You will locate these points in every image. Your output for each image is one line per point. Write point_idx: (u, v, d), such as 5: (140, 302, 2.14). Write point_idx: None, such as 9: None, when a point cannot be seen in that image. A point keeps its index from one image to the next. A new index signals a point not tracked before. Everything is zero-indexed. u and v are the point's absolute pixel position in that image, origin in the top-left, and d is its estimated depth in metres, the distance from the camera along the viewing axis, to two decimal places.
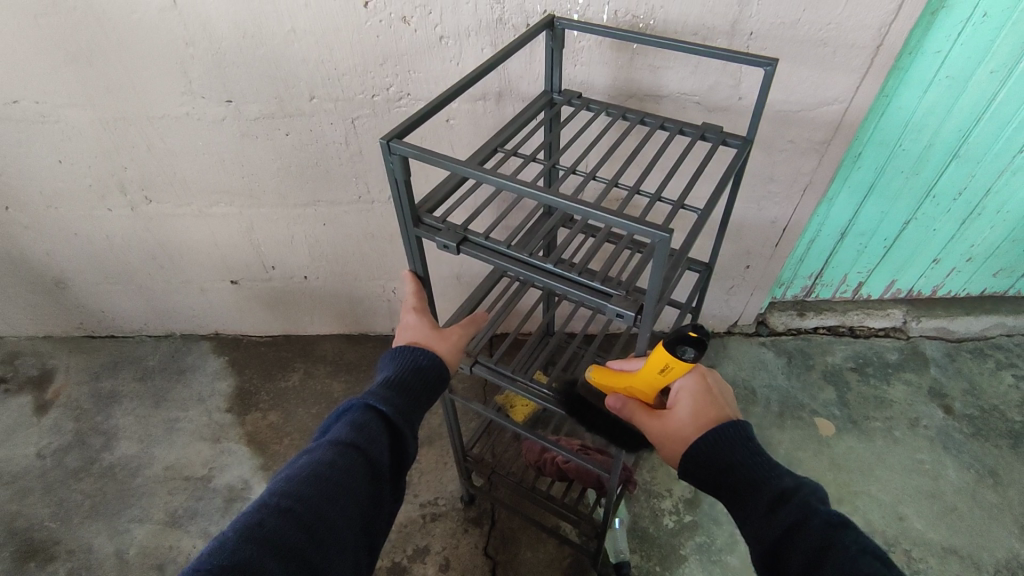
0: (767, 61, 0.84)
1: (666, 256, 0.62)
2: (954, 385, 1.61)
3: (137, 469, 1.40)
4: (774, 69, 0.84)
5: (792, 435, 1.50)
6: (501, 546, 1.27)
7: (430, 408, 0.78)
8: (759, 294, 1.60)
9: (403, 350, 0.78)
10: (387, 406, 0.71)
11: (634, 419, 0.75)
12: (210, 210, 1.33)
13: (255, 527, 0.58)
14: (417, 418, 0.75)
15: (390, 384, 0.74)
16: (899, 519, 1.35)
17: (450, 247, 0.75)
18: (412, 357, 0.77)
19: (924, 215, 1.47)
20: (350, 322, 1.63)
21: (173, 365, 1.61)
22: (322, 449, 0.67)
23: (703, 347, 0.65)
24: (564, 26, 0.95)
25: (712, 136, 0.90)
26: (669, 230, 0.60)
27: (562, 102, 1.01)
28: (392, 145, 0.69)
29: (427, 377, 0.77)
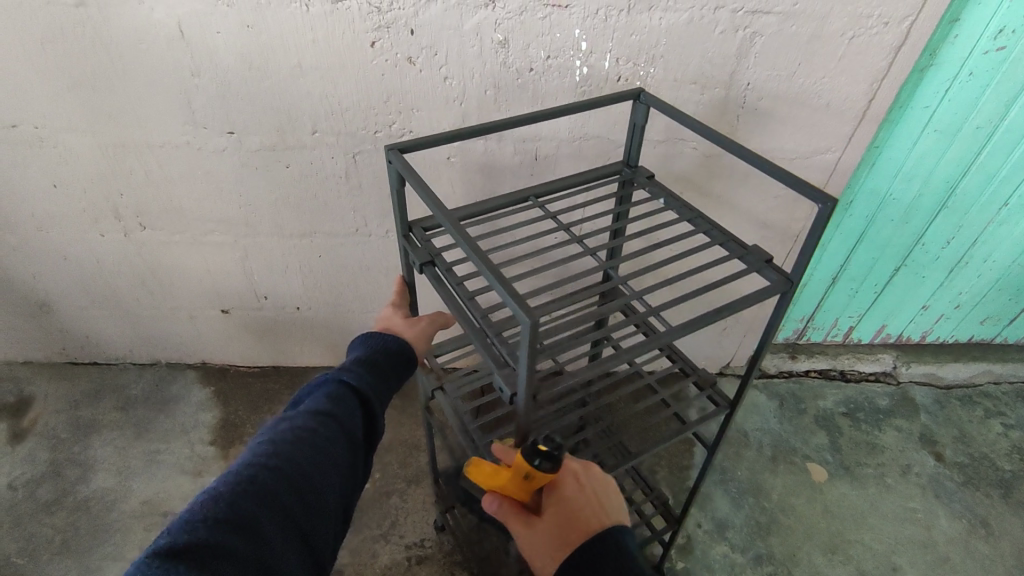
0: (824, 195, 0.72)
1: (532, 341, 0.60)
2: (944, 432, 1.62)
3: (113, 503, 1.35)
4: (828, 211, 0.71)
5: (784, 479, 1.48)
6: None
7: (403, 384, 0.83)
8: (752, 336, 1.60)
9: (374, 334, 0.83)
10: (361, 379, 0.76)
11: (508, 522, 0.75)
12: (205, 239, 1.32)
13: (241, 483, 0.63)
14: (391, 392, 0.80)
15: (364, 361, 0.79)
16: (893, 570, 1.33)
17: (417, 264, 0.83)
18: (384, 339, 0.82)
19: (913, 263, 1.50)
20: (341, 354, 1.61)
21: (156, 395, 1.57)
22: (301, 417, 0.71)
23: (556, 461, 0.67)
24: (648, 103, 0.94)
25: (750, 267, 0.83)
26: (537, 319, 0.59)
27: (630, 178, 1.01)
28: (396, 151, 0.80)
29: (400, 357, 0.82)
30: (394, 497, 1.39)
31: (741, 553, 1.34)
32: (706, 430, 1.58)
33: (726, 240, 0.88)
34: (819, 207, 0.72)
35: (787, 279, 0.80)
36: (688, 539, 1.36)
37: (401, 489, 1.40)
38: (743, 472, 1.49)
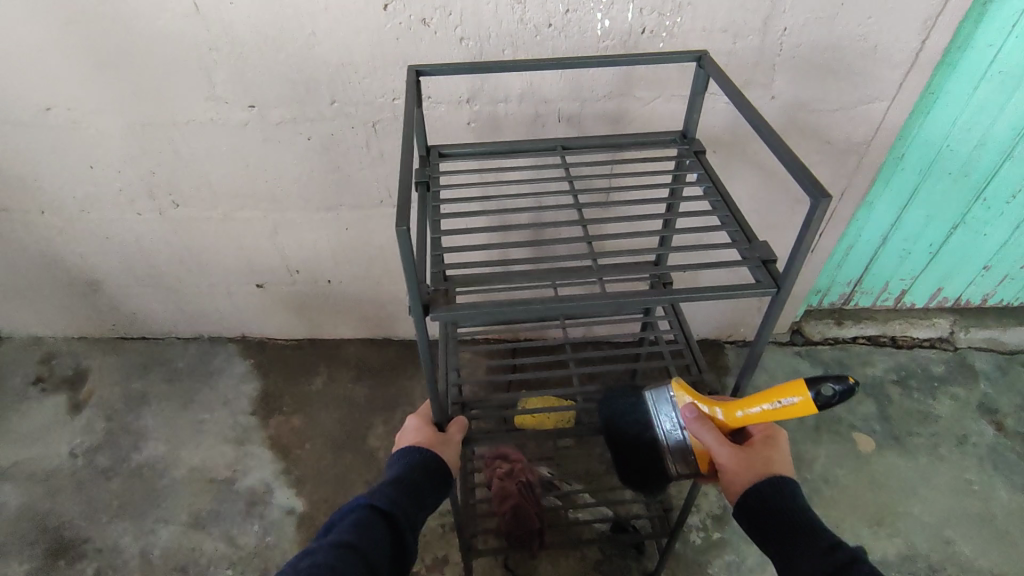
0: (824, 191, 0.61)
1: (404, 251, 0.59)
2: (1007, 400, 1.52)
3: (163, 470, 1.42)
4: (821, 207, 0.61)
5: (828, 450, 1.42)
6: (520, 561, 1.24)
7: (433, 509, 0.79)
8: (794, 301, 1.53)
9: (410, 452, 0.80)
10: (386, 506, 0.74)
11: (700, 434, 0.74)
12: (235, 216, 1.34)
13: None
14: (421, 517, 0.77)
15: (393, 487, 0.76)
16: (946, 543, 1.27)
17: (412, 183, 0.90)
18: (415, 461, 0.79)
19: (973, 219, 1.39)
20: (375, 326, 1.63)
21: (201, 367, 1.63)
22: (325, 551, 0.69)
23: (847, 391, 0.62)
24: (711, 68, 0.88)
25: (741, 262, 0.71)
26: (407, 229, 0.58)
27: (685, 154, 0.93)
28: (416, 72, 0.87)
29: (433, 479, 0.78)
30: None
31: None
32: None
33: (738, 227, 0.77)
34: (814, 204, 0.62)
35: (774, 284, 0.68)
36: (724, 509, 1.32)
37: None
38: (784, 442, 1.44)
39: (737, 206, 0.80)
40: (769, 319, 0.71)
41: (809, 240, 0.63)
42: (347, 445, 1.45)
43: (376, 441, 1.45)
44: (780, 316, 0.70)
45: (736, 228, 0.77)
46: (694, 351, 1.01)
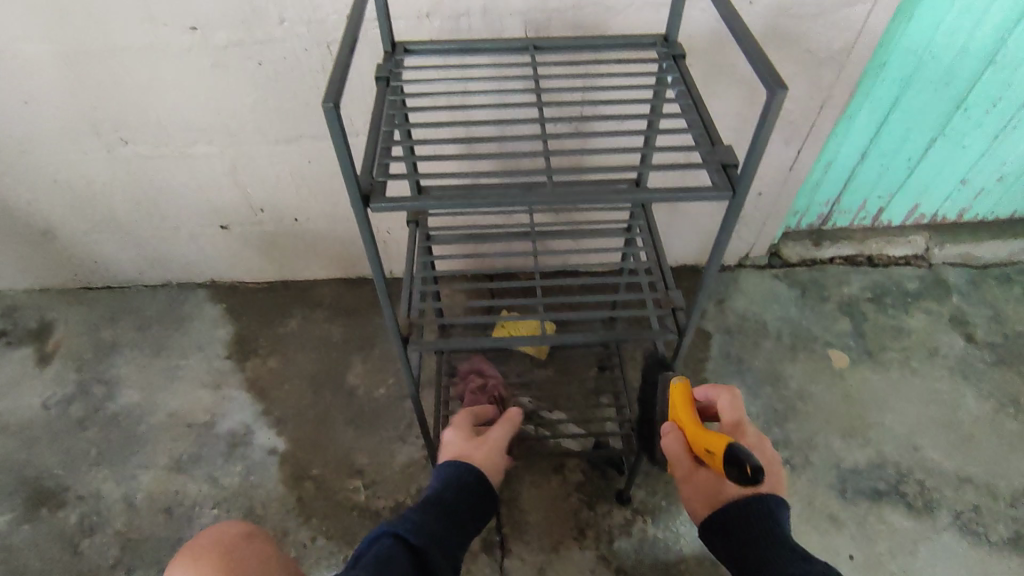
0: (780, 82, 0.56)
1: (335, 132, 0.53)
2: (978, 312, 1.54)
3: (140, 417, 1.40)
4: (779, 98, 0.56)
5: (803, 368, 1.45)
6: (503, 485, 1.27)
7: (461, 552, 0.77)
8: (772, 223, 1.52)
9: (446, 474, 0.83)
10: (416, 530, 0.72)
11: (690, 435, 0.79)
12: (189, 152, 1.27)
13: None
14: (451, 555, 0.74)
15: (424, 514, 0.76)
16: (914, 450, 1.31)
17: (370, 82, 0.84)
18: (451, 487, 0.81)
19: (952, 131, 1.36)
20: (348, 265, 1.59)
21: (171, 313, 1.58)
22: None
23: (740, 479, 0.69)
24: None
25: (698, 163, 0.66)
26: (334, 106, 0.51)
27: (663, 58, 0.87)
28: None
29: (462, 509, 0.79)
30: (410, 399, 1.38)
31: None
32: (723, 322, 1.53)
33: (705, 129, 0.72)
34: (768, 96, 0.57)
35: (730, 186, 0.63)
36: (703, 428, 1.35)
37: None
38: (760, 361, 1.46)
39: (706, 108, 0.74)
40: (726, 225, 0.67)
41: (765, 137, 0.58)
42: (326, 384, 1.44)
43: (355, 378, 1.45)
44: (737, 221, 0.66)
45: (702, 131, 0.72)
46: (663, 271, 0.97)
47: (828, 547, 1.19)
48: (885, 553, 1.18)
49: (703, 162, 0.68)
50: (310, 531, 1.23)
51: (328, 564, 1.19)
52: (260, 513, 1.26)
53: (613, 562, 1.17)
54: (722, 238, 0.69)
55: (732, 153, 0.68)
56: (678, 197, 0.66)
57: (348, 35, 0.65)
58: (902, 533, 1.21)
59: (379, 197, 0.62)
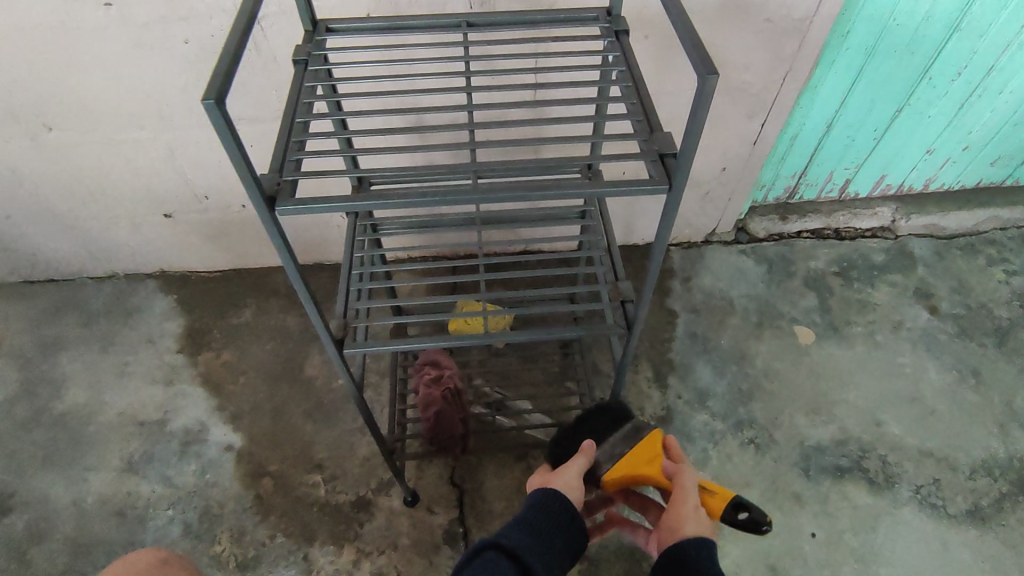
0: (712, 67, 0.53)
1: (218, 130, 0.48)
2: (942, 284, 1.54)
3: (89, 417, 1.35)
4: (713, 85, 0.53)
5: (769, 345, 1.43)
6: (467, 474, 1.25)
7: (561, 559, 0.79)
8: (737, 199, 1.48)
9: (541, 491, 0.83)
10: (515, 544, 0.76)
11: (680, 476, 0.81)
12: (121, 138, 1.19)
13: None
14: (550, 566, 0.77)
15: (523, 526, 0.79)
16: (876, 425, 1.32)
17: None
18: (548, 500, 0.81)
19: (918, 101, 1.33)
20: (303, 251, 1.52)
21: (118, 306, 1.51)
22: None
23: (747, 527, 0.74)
24: None
25: (635, 155, 0.64)
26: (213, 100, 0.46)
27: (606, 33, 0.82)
28: None
29: (559, 519, 0.80)
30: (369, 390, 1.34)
31: (722, 420, 1.32)
32: (688, 301, 1.51)
33: (644, 113, 0.68)
34: (701, 81, 0.53)
35: (667, 179, 0.61)
36: (668, 410, 1.34)
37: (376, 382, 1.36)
38: (726, 340, 1.44)
39: (647, 90, 0.71)
40: (668, 218, 0.65)
41: (698, 128, 0.56)
42: (283, 377, 1.40)
43: (313, 370, 1.40)
44: (677, 214, 0.64)
45: (642, 116, 0.68)
46: (615, 264, 0.94)
47: (790, 525, 1.20)
48: (846, 530, 1.19)
49: (642, 151, 0.66)
50: (269, 529, 1.21)
51: (288, 562, 1.17)
52: (217, 513, 1.23)
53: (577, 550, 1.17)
54: (664, 231, 0.67)
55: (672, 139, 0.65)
56: (616, 191, 0.63)
57: (241, 23, 0.60)
58: (863, 509, 1.22)
59: (285, 198, 0.57)
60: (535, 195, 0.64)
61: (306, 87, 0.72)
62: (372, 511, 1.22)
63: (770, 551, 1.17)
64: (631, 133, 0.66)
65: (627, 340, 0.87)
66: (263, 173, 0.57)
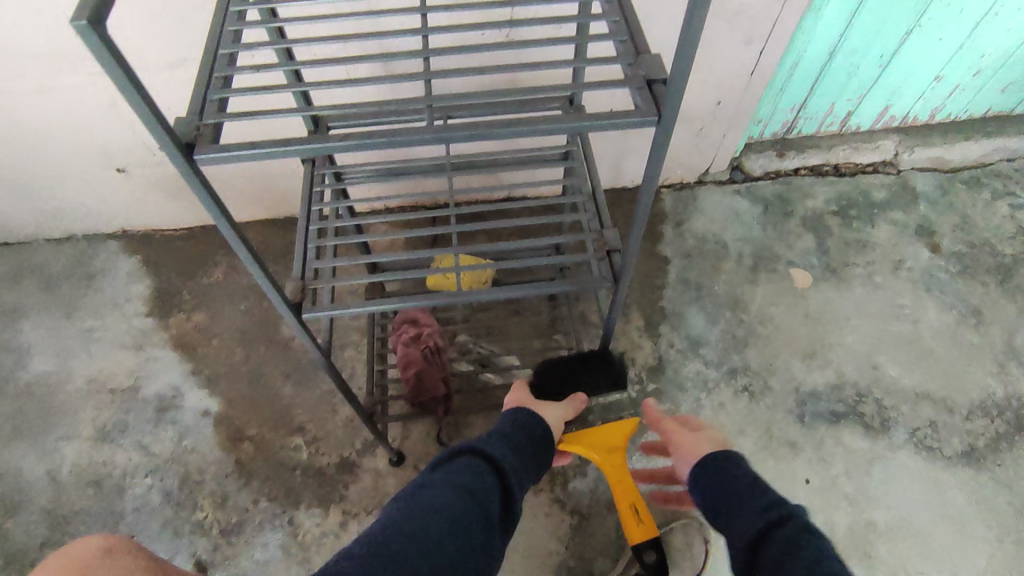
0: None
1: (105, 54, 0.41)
2: (945, 220, 1.47)
3: (57, 386, 1.29)
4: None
5: (764, 290, 1.38)
6: (454, 432, 1.20)
7: (537, 471, 0.81)
8: (733, 135, 1.39)
9: (519, 409, 0.86)
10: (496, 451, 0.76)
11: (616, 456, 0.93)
12: (54, 84, 1.07)
13: (385, 543, 0.62)
14: (528, 475, 0.79)
15: (502, 436, 0.80)
16: (873, 368, 1.28)
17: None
18: (526, 418, 0.85)
19: (929, 22, 1.22)
20: (272, 205, 1.43)
21: (80, 269, 1.43)
22: (440, 485, 0.70)
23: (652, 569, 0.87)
24: None
25: (618, 82, 0.56)
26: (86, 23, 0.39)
27: None
28: None
29: (534, 434, 0.83)
30: (349, 349, 1.28)
31: (716, 368, 1.28)
32: (681, 246, 1.44)
33: (629, 34, 0.60)
34: None
35: (655, 111, 0.54)
36: (659, 360, 1.29)
37: (356, 340, 1.29)
38: (720, 286, 1.38)
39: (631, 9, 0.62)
40: (656, 159, 0.58)
41: (691, 47, 0.47)
42: (258, 338, 1.33)
43: (289, 330, 1.34)
44: (666, 153, 0.57)
45: (625, 38, 0.60)
46: (599, 209, 0.86)
47: (784, 472, 1.18)
48: (841, 475, 1.17)
49: (626, 77, 0.58)
50: (251, 494, 1.17)
51: (273, 526, 1.14)
52: (197, 480, 1.19)
53: (569, 504, 1.15)
54: (651, 173, 0.60)
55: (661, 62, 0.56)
56: (595, 126, 0.54)
57: None
58: (859, 453, 1.20)
59: (207, 143, 0.50)
60: (505, 133, 0.55)
61: (233, 12, 0.62)
62: (357, 472, 1.19)
63: None
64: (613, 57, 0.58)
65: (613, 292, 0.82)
66: (180, 118, 0.51)
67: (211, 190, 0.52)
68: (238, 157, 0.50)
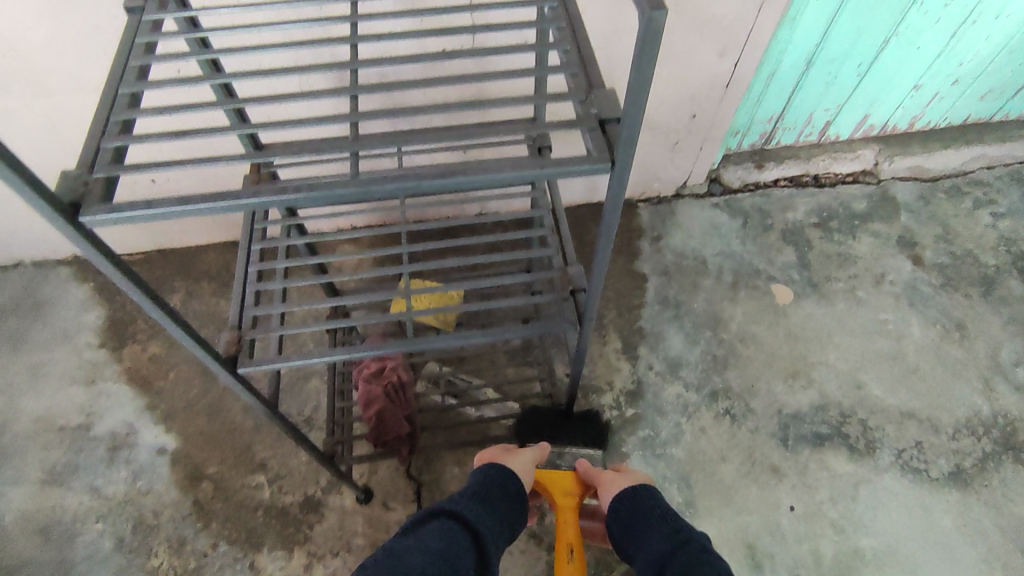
0: (656, 1, 0.39)
1: None
2: (927, 231, 1.44)
3: (2, 425, 1.22)
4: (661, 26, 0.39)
5: (745, 307, 1.34)
6: (424, 466, 1.15)
7: (511, 534, 0.78)
8: (709, 149, 1.35)
9: (491, 464, 0.83)
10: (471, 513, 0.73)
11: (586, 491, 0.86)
12: None
13: None
14: (503, 538, 0.75)
15: (476, 496, 0.77)
16: (857, 388, 1.24)
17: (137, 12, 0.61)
18: (500, 474, 0.81)
19: (906, 31, 1.19)
20: (232, 227, 1.36)
21: (28, 299, 1.35)
22: (413, 552, 0.65)
23: None
24: None
25: (570, 123, 0.52)
26: None
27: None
28: None
29: (509, 492, 0.80)
30: (313, 380, 1.22)
31: (696, 391, 1.24)
32: (659, 263, 1.39)
33: (581, 64, 0.56)
34: (642, 22, 0.40)
35: (608, 155, 0.50)
36: (638, 383, 1.25)
37: (321, 370, 1.23)
38: (700, 304, 1.34)
39: (585, 36, 0.58)
40: (614, 201, 0.54)
41: (644, 85, 0.43)
42: (218, 369, 1.27)
43: None
44: (624, 196, 0.53)
45: (578, 69, 0.56)
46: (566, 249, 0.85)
47: (768, 500, 1.13)
48: (826, 501, 1.13)
49: (578, 115, 0.54)
50: (210, 538, 1.11)
51: (233, 572, 1.08)
52: (152, 524, 1.12)
53: (545, 540, 1.09)
54: (610, 216, 0.55)
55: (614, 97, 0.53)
56: (544, 174, 0.50)
57: None
58: (844, 477, 1.16)
59: (96, 203, 0.46)
60: (431, 184, 0.49)
61: (137, 47, 0.57)
62: (323, 511, 1.12)
63: (747, 529, 1.11)
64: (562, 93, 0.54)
65: (580, 335, 0.81)
66: (67, 173, 0.47)
67: (106, 249, 0.48)
68: (134, 217, 0.46)
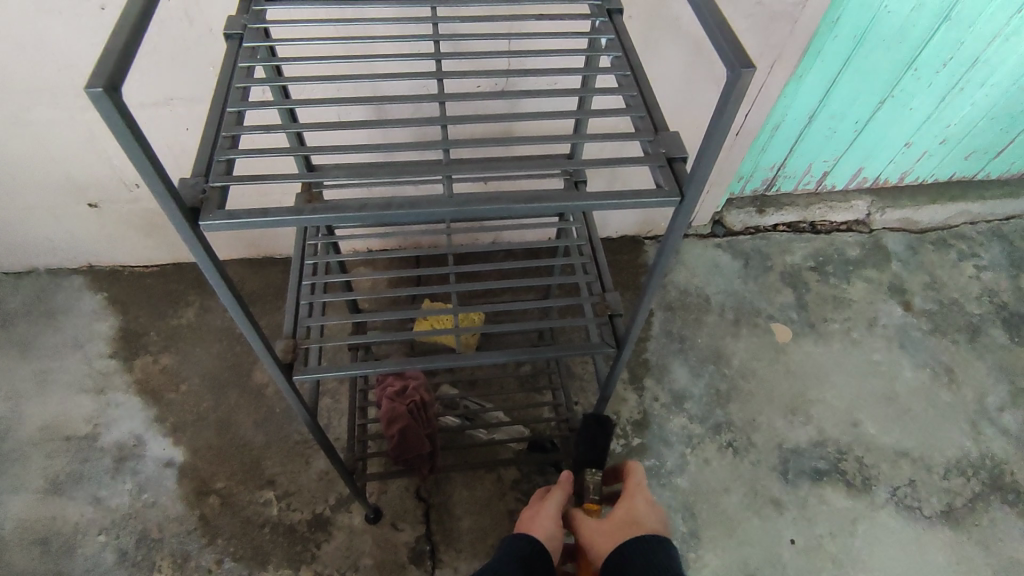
0: (745, 61, 0.47)
1: (110, 121, 0.41)
2: (916, 279, 1.52)
3: (6, 432, 1.21)
4: (749, 80, 0.46)
5: (746, 344, 1.39)
6: (434, 488, 1.17)
7: None
8: (717, 192, 1.42)
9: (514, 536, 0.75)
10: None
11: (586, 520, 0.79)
12: (28, 117, 1.03)
13: None
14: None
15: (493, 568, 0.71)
16: (854, 426, 1.29)
17: (235, 37, 0.67)
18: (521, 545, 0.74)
19: (901, 93, 1.29)
20: (251, 245, 1.39)
21: (40, 306, 1.35)
22: None
23: None
24: None
25: (641, 159, 0.58)
26: (106, 85, 0.40)
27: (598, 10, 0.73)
28: None
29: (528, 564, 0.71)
30: (326, 398, 1.23)
31: (700, 423, 1.27)
32: (665, 298, 1.45)
33: (647, 110, 0.62)
34: (733, 76, 0.47)
35: (677, 190, 0.56)
36: (644, 414, 1.28)
37: (334, 388, 1.24)
38: (703, 338, 1.39)
39: (646, 82, 0.64)
40: (671, 233, 0.59)
41: (723, 125, 0.50)
42: (230, 384, 1.27)
43: (263, 375, 1.28)
44: (683, 229, 0.58)
45: (643, 112, 0.62)
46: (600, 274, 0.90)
47: (769, 532, 1.16)
48: (825, 535, 1.17)
49: (646, 154, 0.60)
50: (215, 553, 1.09)
51: None
52: (156, 538, 1.11)
53: None
54: (667, 249, 0.61)
55: (679, 139, 0.59)
56: (620, 203, 0.55)
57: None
58: (842, 513, 1.19)
59: (214, 211, 0.51)
60: (520, 208, 0.55)
61: (240, 69, 0.63)
62: (331, 529, 1.12)
63: (749, 560, 1.13)
64: (632, 132, 0.60)
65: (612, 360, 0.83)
66: (186, 180, 0.51)
67: (209, 251, 0.52)
68: (238, 223, 0.50)
